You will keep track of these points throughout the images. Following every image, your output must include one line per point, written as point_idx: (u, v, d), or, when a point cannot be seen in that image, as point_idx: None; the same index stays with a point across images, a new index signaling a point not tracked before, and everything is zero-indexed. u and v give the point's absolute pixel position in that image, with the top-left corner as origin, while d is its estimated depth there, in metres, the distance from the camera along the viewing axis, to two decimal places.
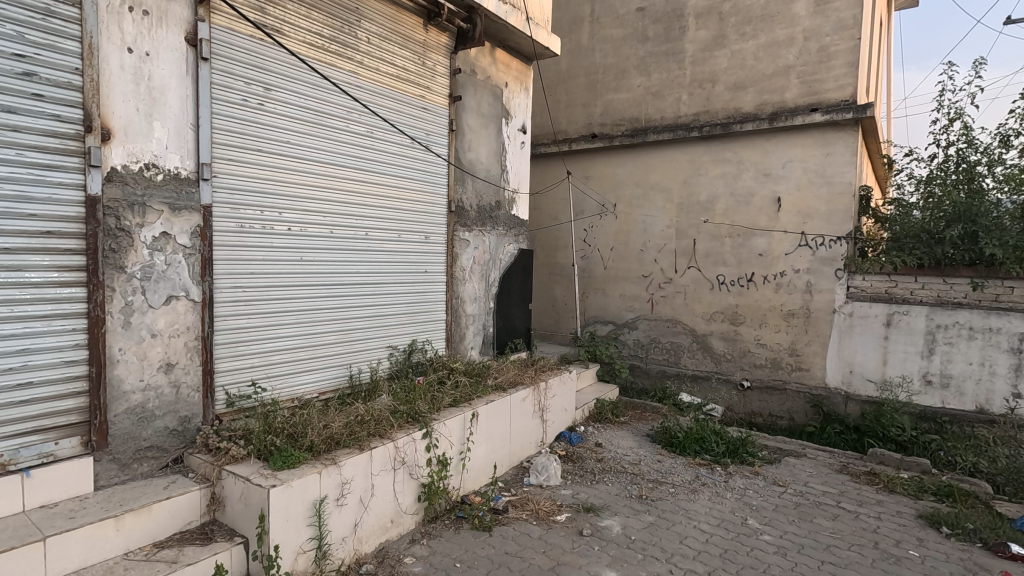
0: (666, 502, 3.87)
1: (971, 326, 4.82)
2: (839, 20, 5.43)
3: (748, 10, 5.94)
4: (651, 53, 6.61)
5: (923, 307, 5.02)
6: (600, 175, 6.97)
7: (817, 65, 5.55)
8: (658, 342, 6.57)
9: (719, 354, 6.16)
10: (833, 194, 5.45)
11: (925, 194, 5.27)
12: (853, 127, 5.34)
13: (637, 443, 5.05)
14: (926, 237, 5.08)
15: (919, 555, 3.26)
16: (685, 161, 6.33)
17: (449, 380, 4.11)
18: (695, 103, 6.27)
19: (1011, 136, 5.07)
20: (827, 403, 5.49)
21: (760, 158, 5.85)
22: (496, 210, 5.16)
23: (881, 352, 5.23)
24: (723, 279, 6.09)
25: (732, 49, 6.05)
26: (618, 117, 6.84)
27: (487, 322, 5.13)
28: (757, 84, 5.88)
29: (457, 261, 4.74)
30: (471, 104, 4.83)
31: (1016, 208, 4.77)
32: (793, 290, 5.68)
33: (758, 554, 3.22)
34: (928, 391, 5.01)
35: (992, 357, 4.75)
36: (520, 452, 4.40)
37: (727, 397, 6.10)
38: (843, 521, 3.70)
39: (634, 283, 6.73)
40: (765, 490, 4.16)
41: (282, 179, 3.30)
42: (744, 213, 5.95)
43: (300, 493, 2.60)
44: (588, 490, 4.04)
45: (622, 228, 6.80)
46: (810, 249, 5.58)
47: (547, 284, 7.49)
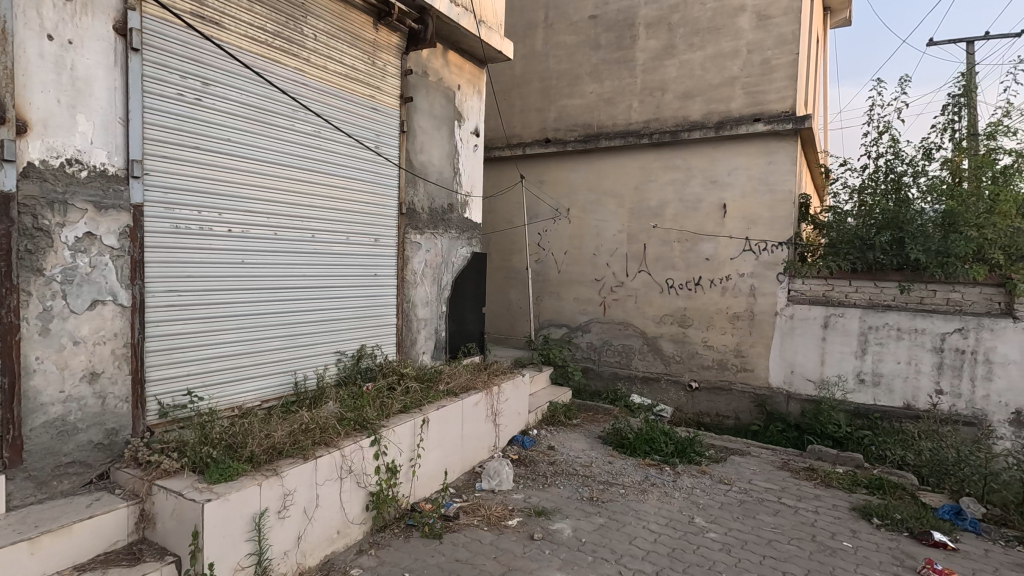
0: (616, 504, 3.92)
1: (900, 326, 5.13)
2: (780, 34, 5.67)
3: (696, 22, 6.13)
4: (603, 61, 6.72)
5: (856, 309, 5.30)
6: (553, 180, 7.03)
7: (761, 77, 5.78)
8: (611, 345, 6.67)
9: (669, 356, 6.30)
10: (776, 201, 5.68)
11: (857, 203, 5.58)
12: (793, 137, 5.59)
13: (589, 445, 5.10)
14: (859, 244, 5.37)
15: (852, 546, 3.41)
16: (636, 167, 6.46)
17: (400, 387, 4.02)
18: (646, 110, 6.42)
19: (933, 149, 5.42)
20: (770, 402, 5.71)
21: (707, 166, 6.04)
22: (449, 213, 5.12)
23: (819, 352, 5.48)
24: (672, 283, 6.25)
25: (680, 59, 6.22)
26: (572, 122, 6.92)
27: (440, 326, 5.07)
28: (704, 94, 6.07)
29: (409, 264, 4.67)
30: (423, 105, 4.77)
31: (939, 216, 5.09)
32: (738, 294, 5.88)
33: (704, 551, 3.30)
34: (861, 389, 5.30)
35: (918, 356, 5.06)
36: (472, 458, 4.35)
37: (677, 398, 6.24)
38: (783, 516, 3.84)
39: (587, 286, 6.81)
40: (711, 488, 4.28)
41: (223, 178, 3.17)
42: (692, 219, 6.12)
43: (238, 507, 2.49)
44: (541, 494, 4.04)
45: (575, 232, 6.88)
46: (754, 254, 5.79)
47: (501, 288, 7.48)
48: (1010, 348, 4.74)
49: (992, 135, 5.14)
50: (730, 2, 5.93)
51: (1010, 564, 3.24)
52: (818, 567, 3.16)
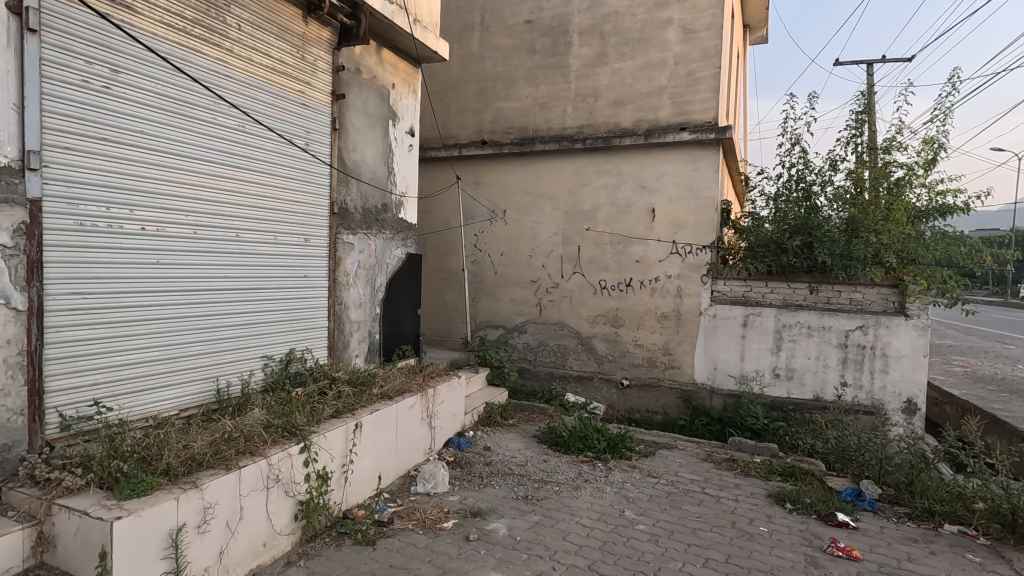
0: (551, 501, 3.99)
1: (810, 324, 5.54)
2: (704, 48, 5.99)
3: (627, 32, 6.35)
4: (539, 65, 6.82)
5: (772, 309, 5.68)
6: (489, 182, 7.06)
7: (686, 88, 6.06)
8: (546, 345, 6.78)
9: (602, 355, 6.49)
10: (700, 207, 5.98)
11: (773, 209, 5.99)
12: (715, 146, 5.92)
13: (525, 444, 5.16)
14: (774, 248, 5.77)
15: (767, 530, 3.65)
16: (571, 171, 6.61)
17: (331, 391, 3.90)
18: (580, 116, 6.58)
19: (838, 161, 5.91)
20: (696, 398, 6.01)
21: (638, 171, 6.27)
22: (383, 213, 5.03)
23: (740, 349, 5.82)
24: (605, 284, 6.44)
25: (612, 67, 6.43)
26: (508, 125, 6.98)
27: (374, 328, 4.97)
28: (634, 102, 6.30)
29: (341, 265, 4.55)
30: (355, 103, 4.67)
31: (842, 222, 5.57)
32: (666, 294, 6.14)
33: (634, 543, 3.42)
34: (776, 383, 5.68)
35: (826, 352, 5.49)
36: (407, 461, 4.30)
37: (609, 396, 6.44)
38: (707, 505, 4.06)
39: (523, 288, 6.89)
40: (641, 482, 4.44)
41: (136, 173, 2.97)
42: (624, 222, 6.33)
43: (152, 524, 2.33)
44: (477, 495, 4.05)
45: (512, 234, 6.94)
46: (680, 257, 6.07)
47: (438, 289, 7.43)
48: (903, 342, 5.24)
49: (888, 150, 5.66)
50: (658, 15, 6.19)
51: (902, 539, 3.57)
52: (737, 552, 3.35)
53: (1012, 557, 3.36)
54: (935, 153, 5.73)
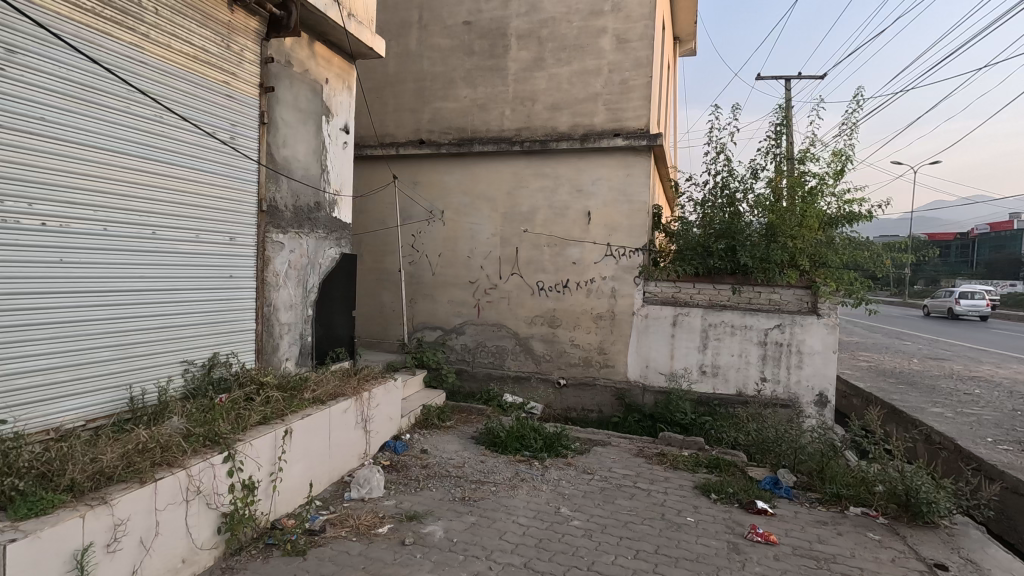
0: (488, 501, 4.00)
1: (733, 323, 5.86)
2: (636, 58, 6.21)
3: (563, 38, 6.48)
4: (477, 67, 6.82)
5: (699, 309, 5.96)
6: (427, 182, 6.99)
7: (620, 95, 6.26)
8: (484, 346, 6.80)
9: (539, 355, 6.58)
10: (633, 211, 6.19)
11: (700, 215, 6.29)
12: (647, 153, 6.15)
13: (462, 446, 5.15)
14: (701, 251, 6.07)
15: (694, 520, 3.82)
16: (509, 173, 6.65)
17: (259, 396, 3.72)
18: (517, 118, 6.64)
19: (759, 169, 6.29)
20: (629, 395, 6.21)
21: (574, 175, 6.40)
22: (315, 211, 4.87)
23: (670, 348, 6.07)
24: (542, 285, 6.54)
25: (549, 72, 6.53)
26: (446, 126, 6.94)
27: (306, 330, 4.79)
28: (571, 107, 6.44)
29: (270, 265, 4.36)
30: (286, 97, 4.49)
31: (762, 227, 5.95)
32: (601, 295, 6.31)
33: (568, 539, 3.50)
34: (703, 379, 5.97)
35: (748, 349, 5.83)
36: (340, 467, 4.18)
37: (546, 395, 6.53)
38: (638, 498, 4.21)
39: (461, 289, 6.87)
40: (575, 479, 4.54)
41: (35, 164, 2.72)
42: (561, 224, 6.45)
43: (52, 545, 2.15)
44: (413, 499, 3.99)
45: (450, 234, 6.91)
46: (614, 259, 6.26)
47: (374, 290, 7.27)
48: (815, 340, 5.65)
49: (803, 160, 6.08)
50: (593, 24, 6.35)
51: (813, 522, 3.85)
52: (666, 542, 3.49)
53: (906, 534, 3.69)
54: (844, 164, 6.21)
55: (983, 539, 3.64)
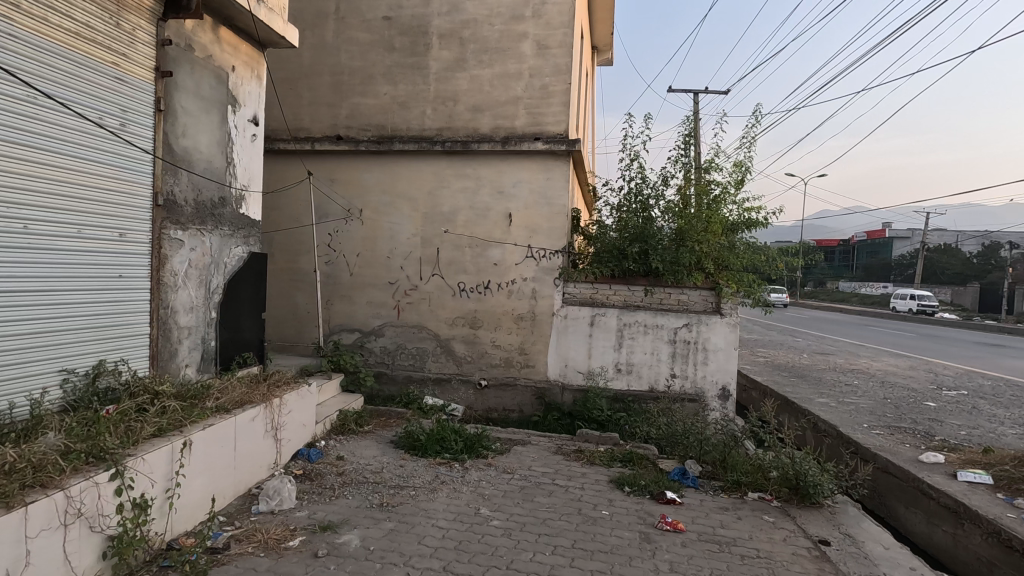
0: (407, 506, 3.93)
1: (646, 323, 6.14)
2: (556, 64, 6.36)
3: (485, 41, 6.50)
4: (397, 64, 6.69)
5: (614, 309, 6.20)
6: (344, 179, 6.76)
7: (540, 100, 6.38)
8: (404, 349, 6.68)
9: (460, 356, 6.56)
10: (552, 213, 6.33)
11: (616, 219, 6.60)
12: (566, 157, 6.30)
13: (380, 451, 5.03)
14: (616, 253, 6.37)
15: (608, 513, 3.96)
16: (430, 173, 6.57)
17: (153, 407, 3.42)
18: (439, 118, 6.59)
19: (669, 176, 6.65)
20: (549, 394, 6.34)
21: (495, 177, 6.44)
22: (219, 207, 4.55)
23: (587, 347, 6.27)
24: (463, 286, 6.52)
25: (470, 73, 6.53)
26: (365, 122, 6.74)
27: (209, 334, 4.46)
28: (492, 109, 6.48)
29: (166, 264, 4.03)
30: (185, 83, 4.16)
31: (672, 232, 6.35)
32: (522, 296, 6.39)
33: (488, 539, 3.50)
34: (618, 377, 6.22)
35: (659, 347, 6.13)
36: (247, 479, 3.93)
37: (467, 397, 6.52)
38: (556, 495, 4.30)
39: (381, 290, 6.70)
40: (495, 479, 4.57)
41: None
42: (482, 226, 6.47)
43: None
44: (327, 508, 3.84)
45: (368, 234, 6.72)
46: (534, 260, 6.37)
47: (287, 291, 6.93)
48: (718, 337, 6.04)
49: (708, 169, 6.50)
50: (515, 28, 6.43)
51: (716, 509, 4.11)
52: (582, 537, 3.59)
53: (796, 515, 4.03)
54: (744, 175, 6.70)
55: (860, 515, 4.05)
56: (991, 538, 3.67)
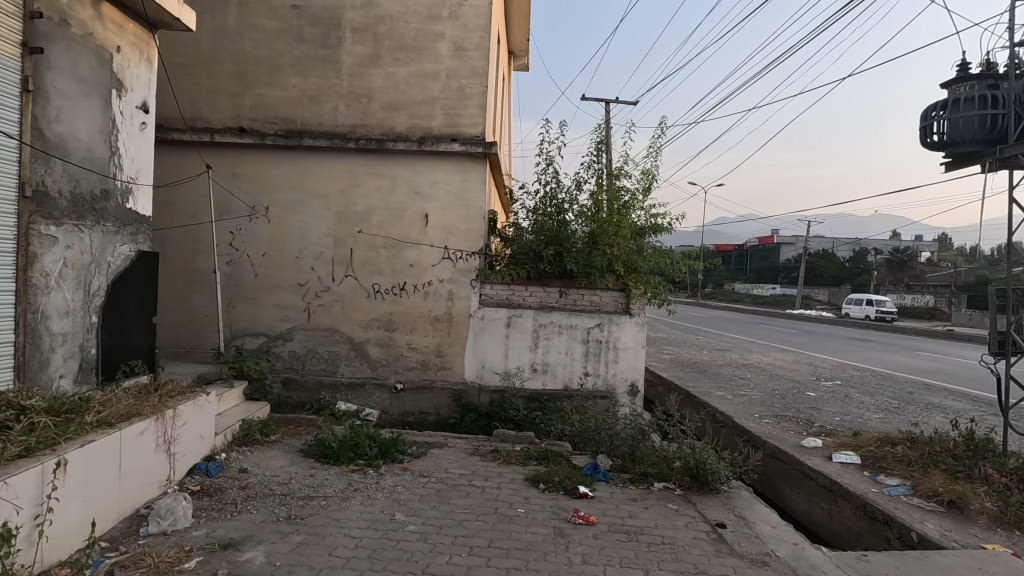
0: (316, 517, 3.77)
1: (561, 323, 6.31)
2: (472, 67, 6.37)
3: (400, 38, 6.38)
4: (307, 56, 6.40)
5: (530, 310, 6.32)
6: (248, 174, 6.37)
7: (457, 101, 6.37)
8: (314, 353, 6.40)
9: (375, 360, 6.39)
10: (469, 215, 6.34)
11: (531, 221, 6.73)
12: (483, 159, 6.33)
13: (288, 461, 4.79)
14: (532, 255, 6.50)
15: (524, 511, 4.03)
16: (342, 171, 6.35)
17: (20, 424, 3.04)
18: (352, 115, 6.38)
19: (583, 181, 6.88)
20: (465, 396, 6.34)
21: (411, 176, 6.35)
22: (102, 200, 4.13)
23: (503, 348, 6.34)
24: (378, 287, 6.36)
25: (386, 70, 6.39)
26: (271, 115, 6.39)
27: (89, 341, 4.03)
28: (408, 108, 6.38)
29: (35, 264, 3.59)
30: (59, 62, 3.74)
31: (585, 235, 6.58)
32: (438, 298, 6.35)
33: (403, 545, 3.44)
34: (534, 377, 6.34)
35: (573, 347, 6.32)
36: (134, 499, 3.60)
37: (382, 401, 6.38)
38: (473, 496, 4.30)
39: (288, 292, 6.38)
40: (411, 483, 4.50)
41: None
42: (398, 226, 6.35)
43: None
44: (228, 525, 3.59)
45: (275, 233, 6.37)
46: (451, 262, 6.34)
47: (182, 293, 6.41)
48: (628, 336, 6.33)
49: (618, 176, 6.79)
50: (431, 28, 6.37)
51: (625, 500, 4.30)
52: (498, 536, 3.63)
53: (697, 501, 4.32)
54: (650, 182, 7.08)
55: (751, 497, 4.40)
56: (859, 511, 4.13)
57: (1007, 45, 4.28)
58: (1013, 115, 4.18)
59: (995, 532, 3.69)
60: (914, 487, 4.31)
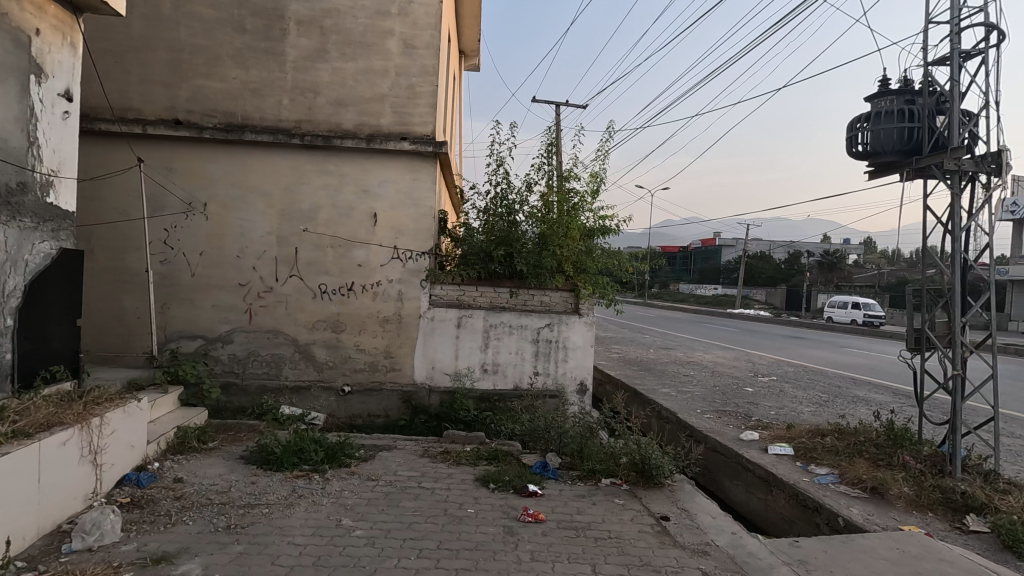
0: (258, 526, 3.63)
1: (511, 324, 6.35)
2: (423, 65, 6.31)
3: (348, 33, 6.24)
4: (249, 47, 6.15)
5: (480, 311, 6.32)
6: (185, 169, 6.07)
7: (407, 100, 6.30)
8: (256, 356, 6.17)
9: (321, 362, 6.22)
10: (419, 215, 6.28)
11: (482, 221, 6.74)
12: (433, 159, 6.29)
13: (228, 469, 4.59)
14: (482, 256, 6.51)
15: (473, 511, 4.03)
16: (287, 167, 6.15)
17: None
18: (297, 110, 6.20)
19: (533, 183, 6.94)
20: (415, 397, 6.27)
21: (359, 175, 6.22)
22: (17, 193, 3.84)
23: (454, 348, 6.31)
24: (324, 288, 6.20)
25: (332, 65, 6.24)
26: (210, 107, 6.12)
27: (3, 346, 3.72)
28: (356, 105, 6.25)
29: None
30: None
31: (535, 236, 6.65)
32: (387, 299, 6.25)
33: (350, 550, 3.38)
34: (485, 377, 6.35)
35: (523, 347, 6.37)
36: (55, 515, 3.36)
37: (329, 404, 6.22)
38: (422, 498, 4.27)
39: (229, 292, 6.12)
40: (359, 487, 4.41)
41: None
42: (345, 225, 6.20)
43: None
44: (161, 538, 3.41)
45: (214, 231, 6.10)
46: (401, 262, 6.26)
47: (111, 294, 6.04)
48: (577, 336, 6.43)
49: (568, 178, 6.89)
50: (380, 24, 6.26)
51: (573, 497, 4.37)
52: (448, 537, 3.61)
53: (642, 495, 4.44)
54: (599, 185, 7.22)
55: (693, 490, 4.57)
56: (792, 499, 4.37)
57: (921, 63, 4.63)
58: (927, 128, 4.54)
59: (912, 515, 3.99)
60: (841, 475, 4.59)
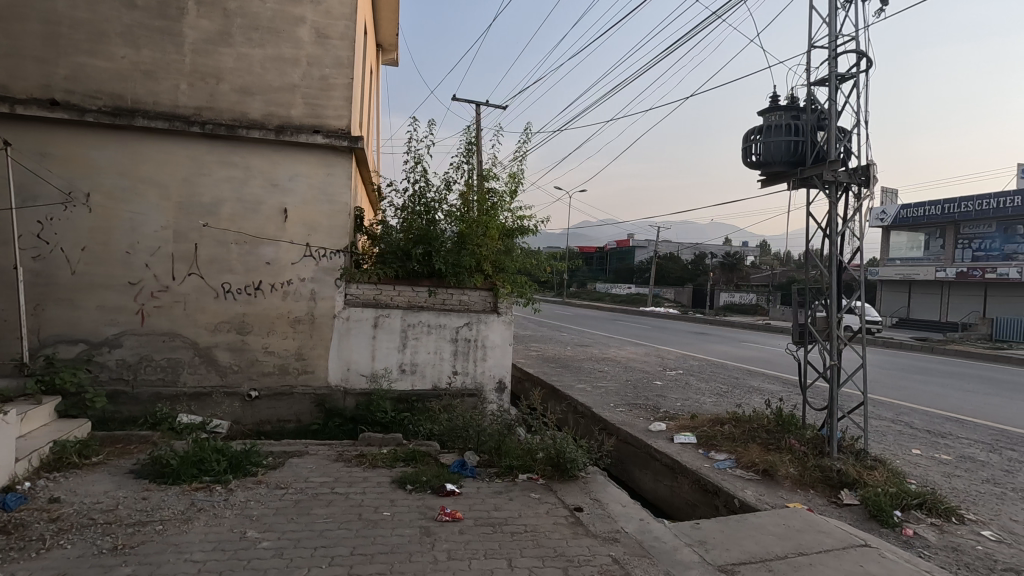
0: (149, 545, 3.36)
1: (430, 323, 6.30)
2: (337, 56, 6.10)
3: (255, 17, 5.90)
4: (140, 25, 5.65)
5: (398, 310, 6.21)
6: (63, 155, 5.47)
7: (319, 91, 6.06)
8: (149, 360, 5.69)
9: (224, 366, 5.84)
10: (333, 211, 6.06)
11: (400, 219, 6.64)
12: (348, 154, 6.09)
13: (115, 484, 4.20)
14: (400, 255, 6.44)
15: (389, 514, 3.96)
16: (185, 157, 5.70)
17: None
18: (196, 96, 5.77)
19: (452, 182, 6.93)
20: (329, 400, 6.05)
21: (267, 168, 5.89)
22: None
23: (370, 349, 6.16)
24: (228, 287, 5.82)
25: (237, 50, 5.87)
26: (93, 88, 5.55)
27: None
28: (264, 94, 5.93)
29: None
30: None
31: (454, 235, 6.65)
32: (298, 298, 5.98)
33: (255, 563, 3.21)
34: (403, 377, 6.26)
35: (442, 346, 6.34)
36: None
37: (234, 410, 5.85)
38: (335, 504, 4.13)
39: (116, 292, 5.59)
40: (267, 497, 4.20)
41: None
42: (252, 221, 5.86)
43: None
44: (31, 565, 3.06)
45: (99, 224, 5.55)
46: (313, 260, 6.01)
47: None
48: (495, 334, 6.49)
49: (487, 178, 6.94)
50: (290, 10, 5.98)
51: (491, 494, 4.41)
52: (362, 542, 3.52)
53: (557, 488, 4.57)
54: (517, 185, 7.33)
55: (606, 481, 4.75)
56: (694, 484, 4.67)
57: (804, 83, 5.09)
58: (809, 143, 5.00)
59: (796, 492, 4.40)
60: (737, 460, 4.98)
